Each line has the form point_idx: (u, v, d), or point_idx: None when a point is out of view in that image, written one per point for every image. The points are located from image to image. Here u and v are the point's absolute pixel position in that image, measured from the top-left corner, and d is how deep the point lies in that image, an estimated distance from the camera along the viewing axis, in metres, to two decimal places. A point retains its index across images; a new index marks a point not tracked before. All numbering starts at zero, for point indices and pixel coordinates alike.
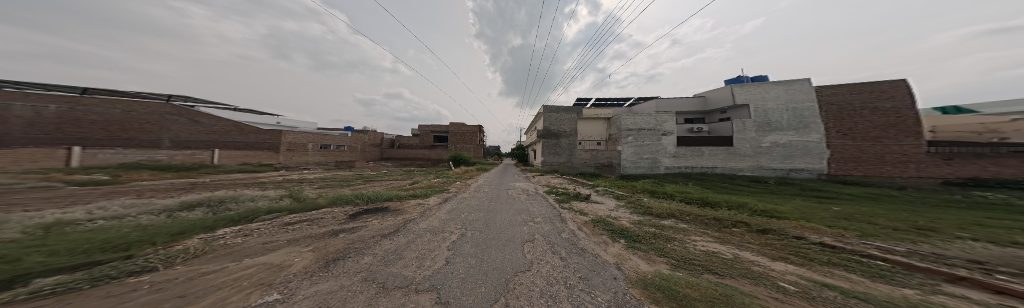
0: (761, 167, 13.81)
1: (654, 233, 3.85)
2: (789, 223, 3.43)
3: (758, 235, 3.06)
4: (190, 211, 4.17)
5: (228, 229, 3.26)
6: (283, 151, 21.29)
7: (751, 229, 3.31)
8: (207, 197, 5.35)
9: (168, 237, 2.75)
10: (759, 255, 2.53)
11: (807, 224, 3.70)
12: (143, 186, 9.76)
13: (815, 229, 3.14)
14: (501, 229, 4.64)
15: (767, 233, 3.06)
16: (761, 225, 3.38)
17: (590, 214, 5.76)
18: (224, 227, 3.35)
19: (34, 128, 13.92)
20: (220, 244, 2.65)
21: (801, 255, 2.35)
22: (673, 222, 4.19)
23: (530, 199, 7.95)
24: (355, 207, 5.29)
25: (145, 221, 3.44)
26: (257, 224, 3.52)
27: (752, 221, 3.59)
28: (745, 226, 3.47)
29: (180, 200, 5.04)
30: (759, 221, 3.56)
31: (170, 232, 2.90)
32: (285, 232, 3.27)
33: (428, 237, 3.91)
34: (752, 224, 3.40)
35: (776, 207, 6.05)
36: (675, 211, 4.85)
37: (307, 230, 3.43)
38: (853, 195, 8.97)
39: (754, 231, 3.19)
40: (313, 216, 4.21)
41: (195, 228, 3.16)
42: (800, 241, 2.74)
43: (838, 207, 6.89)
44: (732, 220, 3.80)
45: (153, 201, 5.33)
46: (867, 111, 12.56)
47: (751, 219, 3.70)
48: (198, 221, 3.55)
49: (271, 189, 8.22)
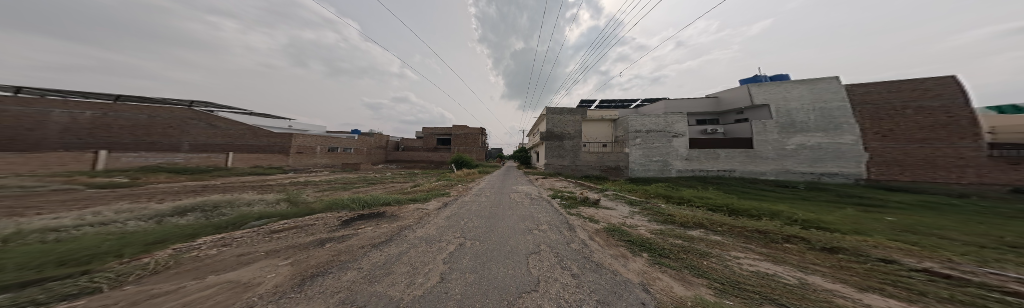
0: (787, 171, 12.74)
1: (679, 245, 3.35)
2: (860, 241, 2.81)
3: (825, 254, 2.47)
4: (182, 216, 3.95)
5: (210, 236, 2.94)
6: (293, 153, 21.86)
7: (810, 245, 2.70)
8: (202, 200, 5.14)
9: (140, 245, 2.41)
10: (844, 286, 1.98)
11: (883, 241, 3.04)
12: (158, 188, 10.06)
13: (901, 251, 2.51)
14: (504, 238, 4.24)
15: (839, 253, 2.45)
16: (823, 241, 2.76)
17: (602, 221, 5.24)
18: (210, 233, 3.08)
19: (71, 133, 14.73)
20: (190, 256, 2.27)
21: (919, 292, 1.75)
22: (702, 233, 3.61)
23: (534, 205, 7.44)
24: (351, 212, 4.96)
25: (131, 227, 3.21)
26: (242, 231, 3.19)
27: (807, 235, 2.98)
28: (799, 241, 2.86)
29: (174, 203, 4.85)
30: (817, 236, 2.94)
31: (145, 241, 2.55)
32: (271, 241, 2.97)
33: (425, 247, 3.57)
34: (812, 239, 2.79)
35: (815, 216, 5.37)
36: (704, 220, 4.18)
37: (293, 238, 3.12)
38: (903, 203, 8.02)
39: (817, 249, 2.59)
40: (304, 222, 3.92)
41: (177, 235, 2.87)
42: (891, 266, 2.14)
43: (892, 217, 6.05)
44: (777, 232, 3.22)
45: (143, 205, 5.11)
46: (909, 110, 11.47)
47: (804, 232, 3.11)
48: (184, 227, 3.31)
49: (269, 192, 8.14)
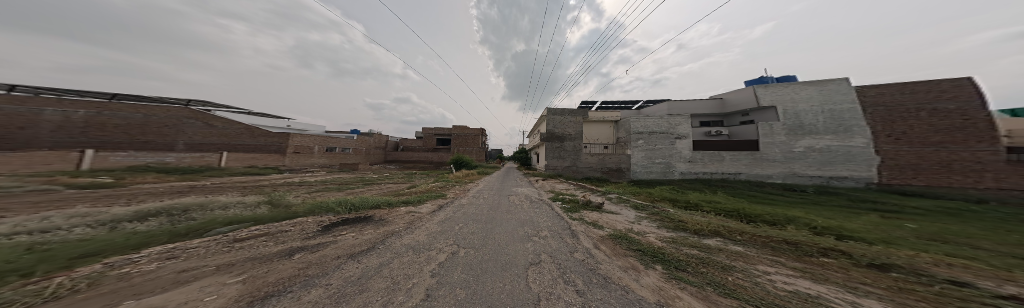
0: (795, 174, 12.58)
1: (694, 256, 2.96)
2: (916, 256, 2.38)
3: (874, 274, 1.90)
4: (142, 222, 3.64)
5: (155, 250, 2.53)
6: (289, 153, 21.48)
7: (852, 261, 2.14)
8: (174, 203, 4.78)
9: (52, 264, 1.98)
10: None
11: (936, 257, 2.57)
12: (141, 189, 9.62)
13: (972, 270, 2.04)
14: (501, 246, 3.88)
15: (893, 271, 1.90)
16: (869, 257, 2.22)
17: (607, 227, 4.86)
18: (153, 247, 2.67)
19: (63, 131, 14.03)
20: (109, 277, 1.85)
21: None
22: (721, 243, 3.13)
23: (534, 208, 7.03)
24: (335, 216, 4.59)
25: (71, 241, 2.78)
26: (198, 243, 2.81)
27: (847, 249, 2.45)
28: (839, 255, 2.31)
29: (139, 207, 4.45)
30: (860, 250, 2.44)
31: (57, 259, 2.09)
32: (227, 253, 2.61)
33: (411, 257, 3.18)
34: (854, 253, 2.25)
35: (838, 223, 4.94)
36: (720, 227, 3.69)
37: (253, 249, 2.76)
38: (923, 209, 7.63)
39: (862, 265, 2.02)
40: (278, 228, 3.57)
41: (112, 250, 2.43)
42: (969, 291, 1.61)
43: (913, 224, 5.70)
44: (808, 244, 2.69)
45: (109, 208, 4.72)
46: (924, 112, 11.07)
47: (841, 245, 2.60)
48: (129, 238, 2.88)
49: (254, 193, 7.68)
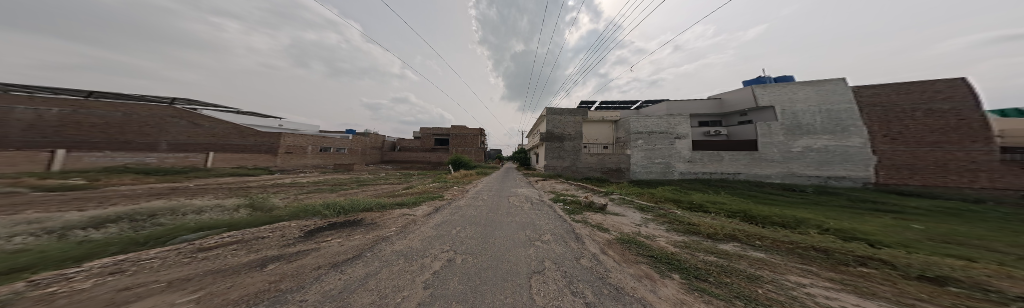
0: (793, 174, 12.60)
1: (713, 263, 2.70)
2: (966, 266, 2.12)
3: (928, 288, 1.63)
4: (97, 230, 3.27)
5: (92, 266, 2.15)
6: (281, 153, 20.69)
7: (897, 271, 1.85)
8: (142, 207, 4.39)
9: None
10: None
11: (982, 265, 2.32)
12: (116, 191, 9.02)
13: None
14: (502, 251, 3.60)
15: (950, 284, 1.63)
16: (914, 266, 1.95)
17: (613, 230, 4.62)
18: (94, 261, 2.28)
19: (35, 131, 13.40)
20: (13, 302, 1.49)
21: None
22: (739, 248, 2.88)
23: (535, 210, 6.76)
24: (322, 220, 4.24)
25: (2, 254, 2.39)
26: (155, 254, 2.46)
27: (889, 257, 2.17)
28: (879, 264, 2.03)
29: (100, 212, 4.06)
30: (903, 258, 2.17)
31: None
32: (182, 267, 2.23)
33: (402, 266, 2.86)
34: (898, 262, 1.95)
35: (850, 225, 4.75)
36: (736, 231, 3.46)
37: (217, 261, 2.40)
38: (923, 209, 7.61)
39: (912, 277, 1.73)
40: (254, 235, 3.22)
41: (35, 268, 2.05)
42: None
43: (920, 224, 5.61)
44: (840, 251, 2.41)
45: (69, 213, 4.32)
46: (920, 113, 11.19)
47: (880, 253, 2.32)
48: (71, 251, 2.51)
49: (235, 196, 7.22)
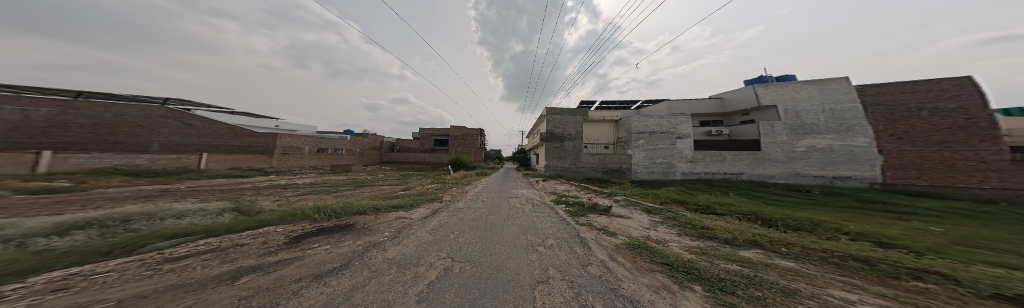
0: (797, 174, 12.42)
1: (737, 272, 2.43)
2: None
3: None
4: (56, 237, 2.97)
5: (29, 282, 1.85)
6: (276, 155, 20.24)
7: (965, 288, 1.59)
8: (114, 211, 4.10)
9: None
10: None
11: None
12: (103, 194, 8.72)
13: None
14: (503, 258, 3.34)
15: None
16: (981, 280, 1.68)
17: (620, 235, 4.35)
18: (36, 275, 1.98)
19: (21, 132, 13.17)
20: None
21: None
22: (766, 257, 2.62)
23: (536, 212, 6.51)
24: (311, 224, 3.96)
25: None
26: (109, 266, 2.15)
27: (945, 269, 1.91)
28: (938, 278, 1.76)
29: (67, 218, 3.78)
30: (963, 271, 1.90)
31: None
32: (141, 281, 1.93)
33: (392, 277, 2.57)
34: (966, 278, 1.68)
35: (871, 228, 4.49)
36: (758, 237, 3.21)
37: (183, 274, 2.09)
38: (934, 210, 7.40)
39: (986, 296, 1.48)
40: (232, 243, 2.93)
41: None
42: None
43: (939, 227, 5.36)
44: (884, 261, 2.14)
45: (33, 218, 4.02)
46: (926, 112, 11.01)
47: (934, 264, 2.05)
48: (17, 263, 2.22)
49: (221, 198, 6.90)
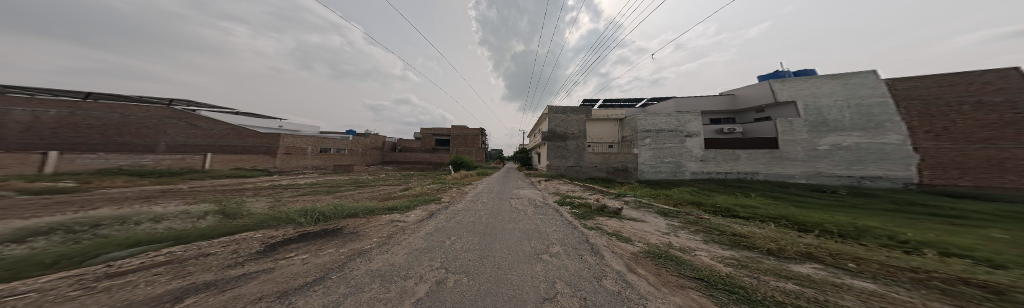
0: (820, 174, 11.57)
1: (801, 295, 1.91)
2: None
3: None
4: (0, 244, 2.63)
5: None
6: (279, 155, 20.41)
7: None
8: (78, 215, 3.78)
9: None
10: None
11: None
12: (106, 194, 8.73)
13: None
14: (506, 270, 2.90)
15: None
16: None
17: (637, 241, 3.85)
18: None
19: (31, 133, 13.38)
20: None
21: None
22: (834, 275, 2.09)
23: (538, 214, 6.08)
24: (295, 229, 3.64)
25: None
26: (31, 285, 1.76)
27: None
28: None
29: (29, 222, 3.49)
30: None
31: None
32: (61, 303, 1.55)
33: (373, 293, 2.15)
34: None
35: (933, 236, 3.87)
36: (814, 249, 2.68)
37: (118, 294, 1.71)
38: (986, 213, 6.62)
39: None
40: (198, 252, 2.59)
41: None
42: None
43: (1005, 234, 4.66)
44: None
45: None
46: (966, 106, 10.19)
47: None
48: None
49: (205, 200, 6.59)
